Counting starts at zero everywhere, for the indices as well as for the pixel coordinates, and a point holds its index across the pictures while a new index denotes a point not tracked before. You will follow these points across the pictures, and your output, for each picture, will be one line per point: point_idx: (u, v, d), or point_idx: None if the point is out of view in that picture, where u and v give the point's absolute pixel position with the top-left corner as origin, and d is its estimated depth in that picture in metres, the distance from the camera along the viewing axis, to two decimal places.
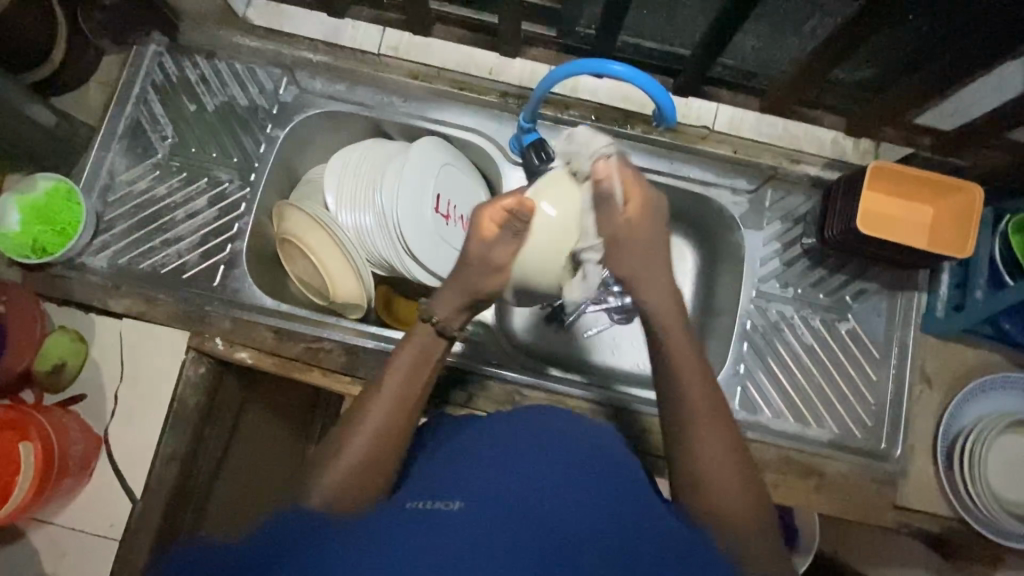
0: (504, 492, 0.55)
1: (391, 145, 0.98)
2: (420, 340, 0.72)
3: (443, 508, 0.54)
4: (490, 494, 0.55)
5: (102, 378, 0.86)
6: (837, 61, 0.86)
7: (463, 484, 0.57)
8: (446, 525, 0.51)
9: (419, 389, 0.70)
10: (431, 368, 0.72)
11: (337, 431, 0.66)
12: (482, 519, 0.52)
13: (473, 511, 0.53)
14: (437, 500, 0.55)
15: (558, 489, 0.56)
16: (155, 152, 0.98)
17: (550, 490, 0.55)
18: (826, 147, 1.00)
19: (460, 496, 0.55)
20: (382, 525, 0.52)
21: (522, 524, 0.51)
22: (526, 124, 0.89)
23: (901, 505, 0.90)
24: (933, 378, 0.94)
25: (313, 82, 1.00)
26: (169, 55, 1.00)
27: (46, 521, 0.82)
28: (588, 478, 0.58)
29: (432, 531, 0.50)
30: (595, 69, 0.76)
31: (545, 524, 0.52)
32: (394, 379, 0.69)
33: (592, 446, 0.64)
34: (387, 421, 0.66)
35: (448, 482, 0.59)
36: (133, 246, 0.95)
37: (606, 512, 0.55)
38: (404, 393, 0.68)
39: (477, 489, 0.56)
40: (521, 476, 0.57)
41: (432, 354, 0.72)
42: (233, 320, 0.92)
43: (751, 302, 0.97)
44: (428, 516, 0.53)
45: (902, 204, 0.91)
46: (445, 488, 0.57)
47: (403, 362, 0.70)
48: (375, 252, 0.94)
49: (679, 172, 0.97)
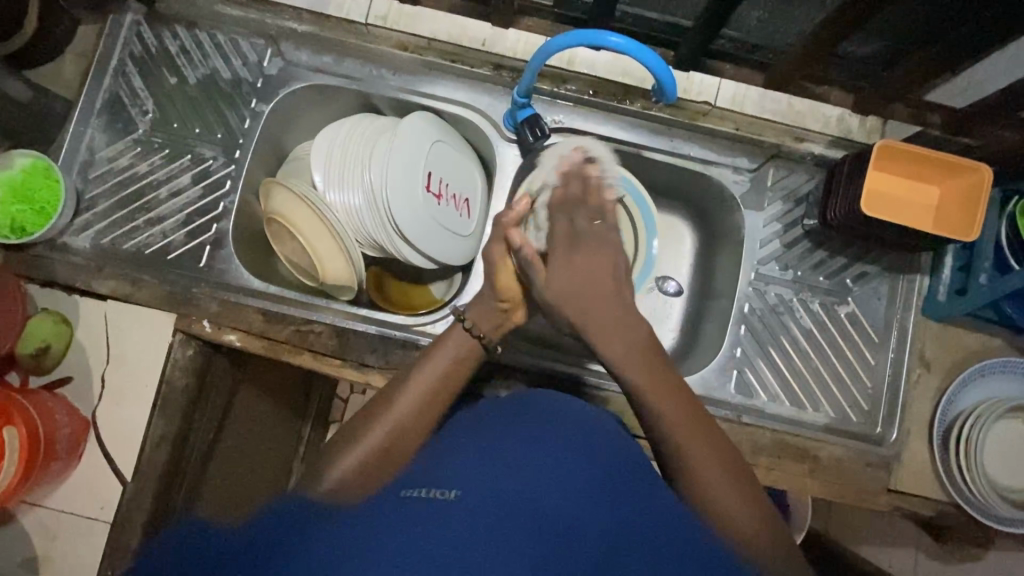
0: (503, 483, 0.55)
1: (382, 121, 0.95)
2: (456, 341, 0.74)
3: (440, 497, 0.53)
4: (489, 488, 0.54)
5: (88, 360, 0.85)
6: (847, 34, 0.82)
7: (460, 475, 0.56)
8: (442, 513, 0.50)
9: (451, 386, 0.72)
10: (464, 366, 0.73)
11: (360, 418, 0.68)
12: (479, 509, 0.51)
13: (472, 501, 0.52)
14: (434, 487, 0.55)
15: (552, 478, 0.56)
16: (136, 127, 0.94)
17: (547, 479, 0.56)
18: (831, 124, 0.96)
19: (459, 486, 0.54)
20: (378, 511, 0.51)
21: (521, 514, 0.51)
22: (520, 99, 0.86)
23: (895, 489, 0.90)
24: (932, 363, 0.92)
25: (299, 54, 0.95)
26: (146, 25, 0.96)
27: (36, 503, 0.81)
28: (583, 471, 0.58)
29: (428, 518, 0.50)
30: (592, 41, 0.72)
31: (545, 513, 0.52)
32: (427, 375, 0.71)
33: (589, 439, 0.64)
34: (414, 410, 0.68)
35: (443, 471, 0.58)
36: (116, 225, 0.92)
37: (601, 504, 0.55)
38: (434, 383, 0.71)
39: (473, 480, 0.55)
40: (518, 466, 0.57)
41: (469, 356, 0.74)
42: (220, 302, 0.91)
43: (750, 284, 0.95)
44: (425, 504, 0.52)
45: (908, 185, 0.88)
46: (443, 475, 0.57)
47: (437, 357, 0.72)
48: (365, 232, 0.91)
49: (680, 150, 0.94)
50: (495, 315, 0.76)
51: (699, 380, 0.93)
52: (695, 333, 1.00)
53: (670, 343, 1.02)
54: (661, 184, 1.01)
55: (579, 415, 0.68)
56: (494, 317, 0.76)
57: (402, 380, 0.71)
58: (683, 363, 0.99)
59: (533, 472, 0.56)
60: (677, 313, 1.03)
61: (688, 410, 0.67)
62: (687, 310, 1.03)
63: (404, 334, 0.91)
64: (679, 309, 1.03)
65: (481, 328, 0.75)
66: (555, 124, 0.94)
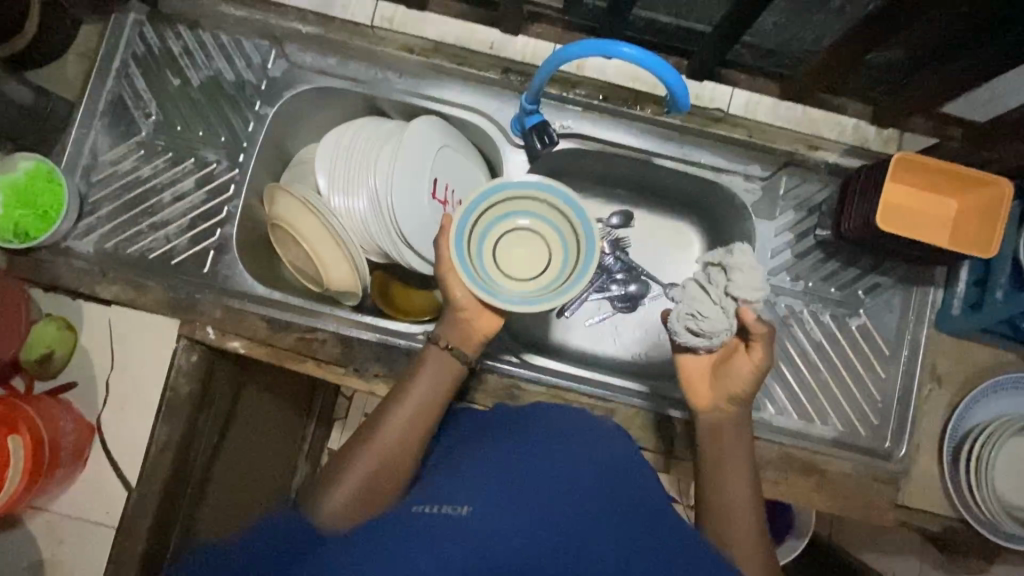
0: (519, 496, 0.51)
1: (388, 125, 0.93)
2: (436, 360, 0.75)
3: (451, 513, 0.50)
4: (502, 498, 0.51)
5: (92, 367, 0.85)
6: (868, 43, 0.79)
7: (472, 487, 0.53)
8: (452, 532, 0.47)
9: (433, 411, 0.72)
10: (445, 387, 0.74)
11: (353, 441, 0.69)
12: (493, 525, 0.48)
13: (486, 517, 0.49)
14: (444, 503, 0.52)
15: (571, 492, 0.52)
16: (139, 130, 0.93)
17: (569, 497, 0.51)
18: (847, 133, 0.94)
19: (470, 499, 0.51)
20: (387, 530, 0.48)
21: (536, 538, 0.47)
22: (528, 105, 0.84)
23: (902, 505, 0.89)
24: (944, 378, 0.91)
25: (303, 56, 0.94)
26: (149, 24, 0.94)
27: (41, 509, 0.82)
28: (604, 483, 0.54)
29: (438, 538, 0.47)
30: (604, 50, 0.70)
31: (562, 532, 0.48)
32: (410, 398, 0.72)
33: (606, 447, 0.60)
34: (399, 440, 0.69)
35: (453, 486, 0.55)
36: (119, 229, 0.91)
37: (624, 527, 0.50)
38: (418, 406, 0.71)
39: (485, 491, 0.52)
40: (538, 482, 0.53)
41: (448, 373, 0.74)
42: (224, 308, 0.90)
43: (760, 295, 0.93)
44: (434, 521, 0.49)
45: (923, 196, 0.86)
46: (457, 489, 0.54)
47: (420, 377, 0.73)
48: (370, 238, 0.90)
49: (690, 157, 0.92)
50: (455, 323, 0.77)
51: None
52: None
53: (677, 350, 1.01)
54: (671, 191, 0.99)
55: (595, 426, 0.64)
56: (459, 326, 0.77)
57: (387, 406, 0.72)
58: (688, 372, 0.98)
59: (552, 488, 0.52)
60: None
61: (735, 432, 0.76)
62: None
63: (408, 341, 0.91)
64: None
65: (448, 339, 0.77)
66: (563, 130, 0.92)
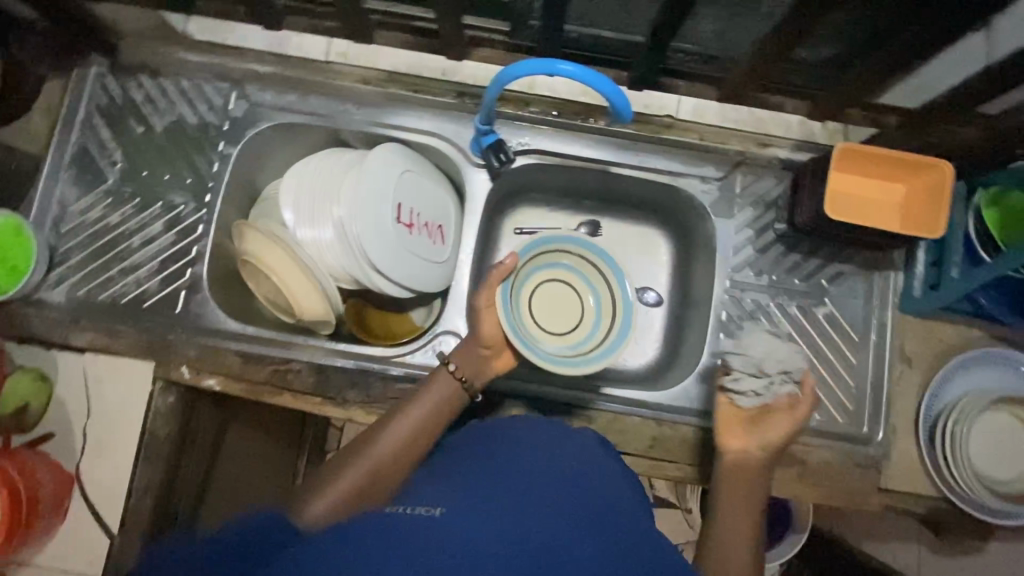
0: (489, 496, 0.52)
1: (351, 155, 0.95)
2: (442, 384, 0.75)
3: (425, 514, 0.50)
4: (475, 501, 0.51)
5: (68, 416, 0.85)
6: (799, 42, 0.82)
7: (447, 490, 0.54)
8: (426, 530, 0.48)
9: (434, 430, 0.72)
10: (449, 414, 0.74)
11: (345, 452, 0.68)
12: (469, 523, 0.49)
13: (460, 516, 0.49)
14: (419, 504, 0.52)
15: (547, 494, 0.53)
16: (106, 178, 0.95)
17: (530, 490, 0.53)
18: (793, 129, 0.99)
19: (445, 503, 0.52)
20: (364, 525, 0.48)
21: (506, 540, 0.48)
22: (482, 127, 0.86)
23: (885, 489, 0.90)
24: (914, 359, 0.92)
25: (262, 95, 0.96)
26: (111, 76, 0.97)
27: (22, 563, 0.81)
28: (577, 485, 0.56)
29: (414, 536, 0.47)
30: (544, 69, 0.72)
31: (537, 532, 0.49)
32: (412, 417, 0.71)
33: (588, 458, 0.61)
34: (397, 449, 0.69)
35: (429, 490, 0.55)
36: (91, 277, 0.93)
37: (583, 516, 0.52)
38: (416, 425, 0.71)
39: (459, 495, 0.52)
40: (511, 483, 0.54)
41: (451, 400, 0.75)
42: (198, 347, 0.91)
43: (726, 292, 0.95)
44: (408, 519, 0.49)
45: (875, 183, 0.88)
46: (428, 492, 0.54)
47: (423, 400, 0.73)
48: (339, 266, 0.91)
49: (647, 163, 0.95)
50: (479, 360, 0.78)
51: (681, 390, 0.92)
52: (678, 345, 1.00)
53: (654, 353, 1.01)
54: (634, 198, 1.02)
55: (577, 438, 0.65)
56: (477, 360, 0.78)
57: (391, 417, 0.72)
58: (665, 376, 0.99)
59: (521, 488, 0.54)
60: (659, 323, 1.02)
61: (756, 476, 0.72)
62: (668, 320, 1.03)
63: (383, 365, 0.92)
64: (660, 320, 1.03)
65: (466, 371, 0.77)
66: (521, 147, 0.95)
